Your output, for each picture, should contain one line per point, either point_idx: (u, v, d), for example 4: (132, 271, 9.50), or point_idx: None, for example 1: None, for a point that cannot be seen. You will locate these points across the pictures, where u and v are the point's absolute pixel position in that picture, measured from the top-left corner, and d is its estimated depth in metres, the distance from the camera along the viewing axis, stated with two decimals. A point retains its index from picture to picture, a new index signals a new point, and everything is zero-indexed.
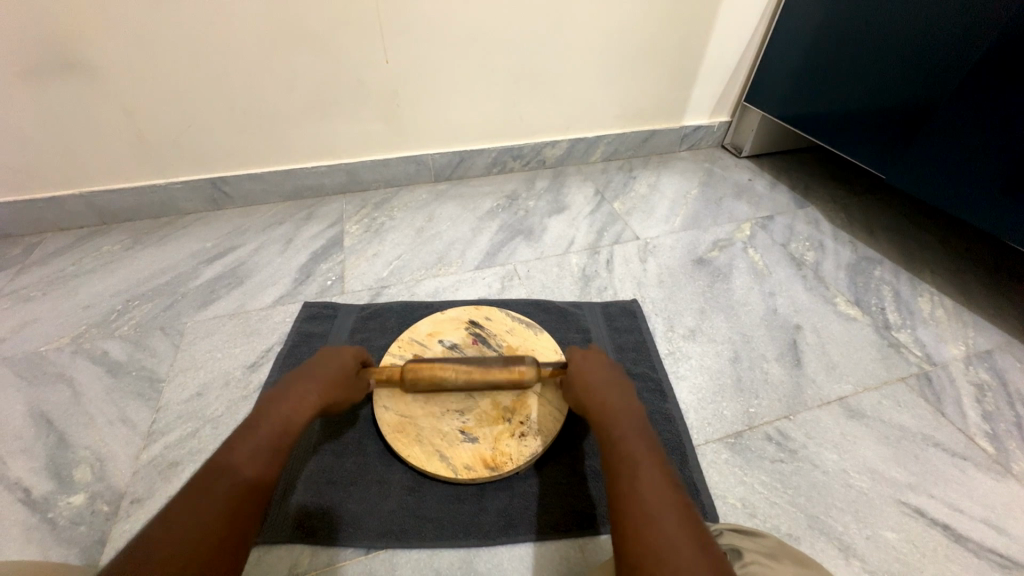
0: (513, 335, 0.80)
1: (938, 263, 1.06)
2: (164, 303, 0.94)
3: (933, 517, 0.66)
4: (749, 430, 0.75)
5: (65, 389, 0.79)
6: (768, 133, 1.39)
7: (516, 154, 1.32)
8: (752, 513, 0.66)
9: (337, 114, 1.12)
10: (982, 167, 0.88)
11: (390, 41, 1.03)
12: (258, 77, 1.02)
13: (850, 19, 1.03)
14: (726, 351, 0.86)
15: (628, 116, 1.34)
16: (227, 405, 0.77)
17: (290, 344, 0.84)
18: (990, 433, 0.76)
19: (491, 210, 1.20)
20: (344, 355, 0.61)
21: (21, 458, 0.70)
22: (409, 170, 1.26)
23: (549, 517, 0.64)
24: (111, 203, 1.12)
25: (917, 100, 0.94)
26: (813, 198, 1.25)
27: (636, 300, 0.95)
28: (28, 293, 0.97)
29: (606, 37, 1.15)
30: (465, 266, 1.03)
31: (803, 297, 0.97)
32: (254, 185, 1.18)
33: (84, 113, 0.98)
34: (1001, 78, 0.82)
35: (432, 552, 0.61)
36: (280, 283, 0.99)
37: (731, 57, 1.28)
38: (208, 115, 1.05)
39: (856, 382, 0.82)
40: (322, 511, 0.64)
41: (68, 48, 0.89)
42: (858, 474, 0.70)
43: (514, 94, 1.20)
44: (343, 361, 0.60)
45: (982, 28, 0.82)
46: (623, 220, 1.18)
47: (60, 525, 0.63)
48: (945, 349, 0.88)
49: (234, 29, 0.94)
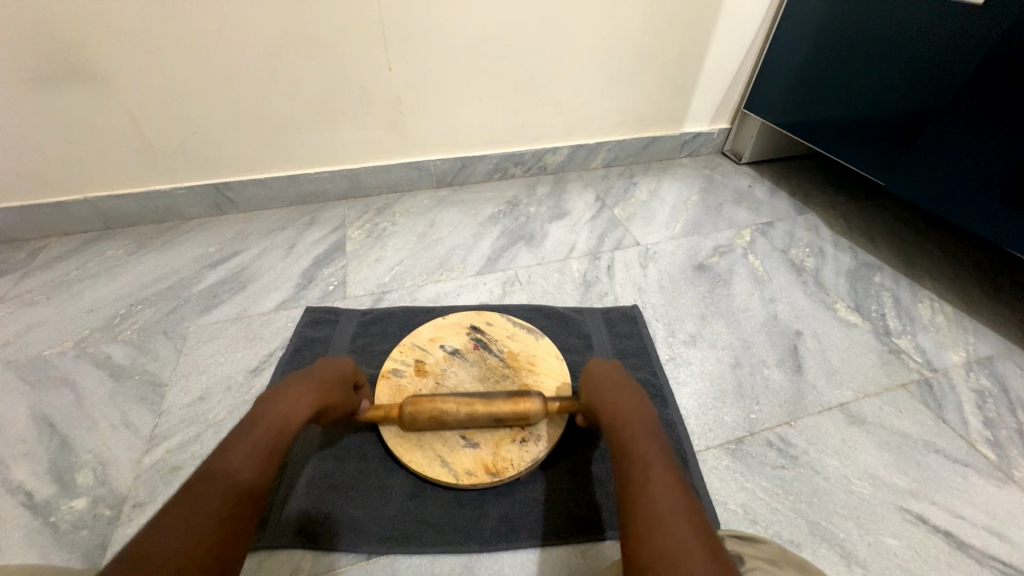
0: (515, 340, 0.81)
1: (938, 269, 1.07)
2: (167, 308, 0.95)
3: (935, 524, 0.66)
4: (750, 435, 0.75)
5: (69, 393, 0.80)
6: (768, 139, 1.40)
7: (518, 160, 1.33)
8: (754, 519, 0.66)
9: (341, 120, 1.13)
10: (982, 174, 0.88)
11: (393, 50, 1.05)
12: (262, 84, 1.03)
13: (848, 28, 1.04)
14: (727, 357, 0.87)
15: (628, 123, 1.35)
16: (230, 408, 0.77)
17: (293, 348, 0.85)
18: (992, 439, 0.76)
19: (492, 215, 1.21)
20: (339, 362, 0.61)
21: (23, 461, 0.71)
22: (412, 176, 1.27)
23: (551, 523, 0.64)
24: (116, 208, 1.13)
25: (916, 107, 0.95)
26: (813, 204, 1.26)
27: (637, 305, 0.96)
28: (32, 297, 0.97)
29: (606, 47, 1.17)
30: (466, 271, 1.04)
31: (803, 302, 0.98)
32: (257, 191, 1.19)
33: (89, 118, 0.99)
34: (998, 86, 0.82)
35: (433, 557, 0.61)
36: (283, 288, 0.99)
37: (731, 65, 1.29)
38: (212, 121, 1.06)
39: (857, 388, 0.82)
40: (323, 516, 0.64)
41: (78, 54, 0.91)
42: (859, 479, 0.70)
43: (515, 102, 1.21)
44: (340, 370, 0.60)
45: (981, 34, 0.83)
46: (624, 226, 1.18)
47: (62, 529, 0.64)
48: (946, 355, 0.88)
49: (239, 36, 0.96)
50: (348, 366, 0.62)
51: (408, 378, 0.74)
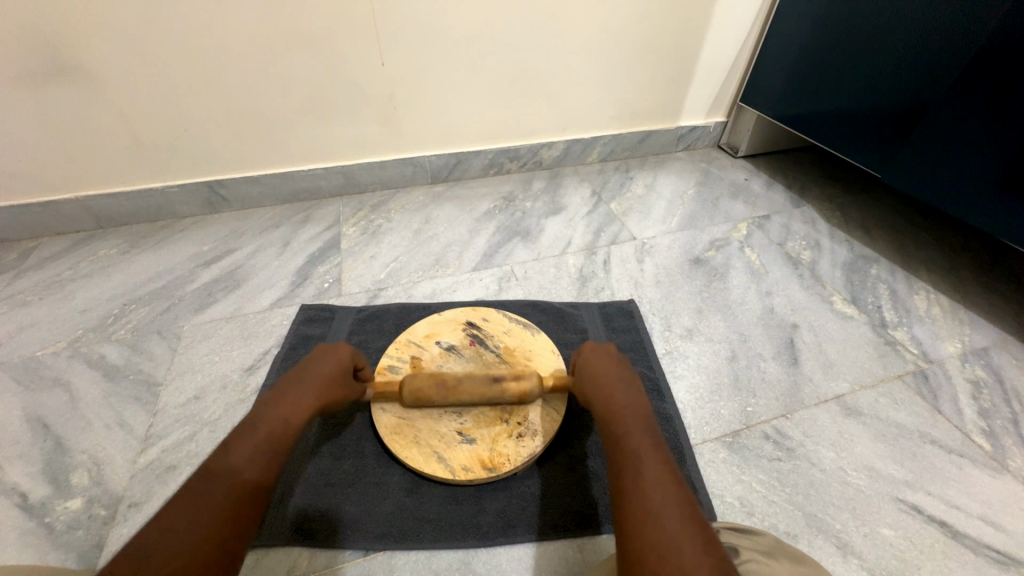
0: (512, 335, 0.80)
1: (933, 260, 1.06)
2: (161, 307, 0.94)
3: (930, 514, 0.66)
4: (746, 428, 0.75)
5: (63, 393, 0.79)
6: (765, 132, 1.40)
7: (514, 155, 1.32)
8: (750, 512, 0.66)
9: (334, 116, 1.12)
10: (979, 164, 0.88)
11: (386, 44, 1.04)
12: (254, 80, 1.02)
13: (844, 18, 1.03)
14: (724, 350, 0.86)
15: (625, 117, 1.34)
16: (226, 407, 0.77)
17: (288, 346, 0.85)
18: (987, 429, 0.76)
19: (488, 211, 1.21)
20: (340, 351, 0.60)
21: (18, 462, 0.70)
22: (407, 172, 1.27)
23: (549, 517, 0.64)
24: (109, 206, 1.12)
25: (914, 98, 0.94)
26: (809, 197, 1.26)
27: (634, 300, 0.95)
28: (25, 297, 0.97)
29: (602, 39, 1.16)
30: (462, 267, 1.04)
31: (800, 295, 0.98)
32: (251, 188, 1.18)
33: (80, 116, 0.98)
34: (996, 76, 0.82)
35: (431, 553, 0.61)
36: (278, 285, 0.99)
37: (727, 57, 1.28)
38: (204, 117, 1.04)
39: (853, 380, 0.82)
40: (321, 513, 0.64)
41: (67, 51, 0.90)
42: (855, 471, 0.70)
43: (510, 97, 1.21)
44: (340, 360, 0.59)
45: (978, 23, 0.82)
46: (621, 220, 1.18)
47: (57, 530, 0.63)
48: (942, 346, 0.88)
49: (231, 31, 0.94)
50: (347, 355, 0.61)
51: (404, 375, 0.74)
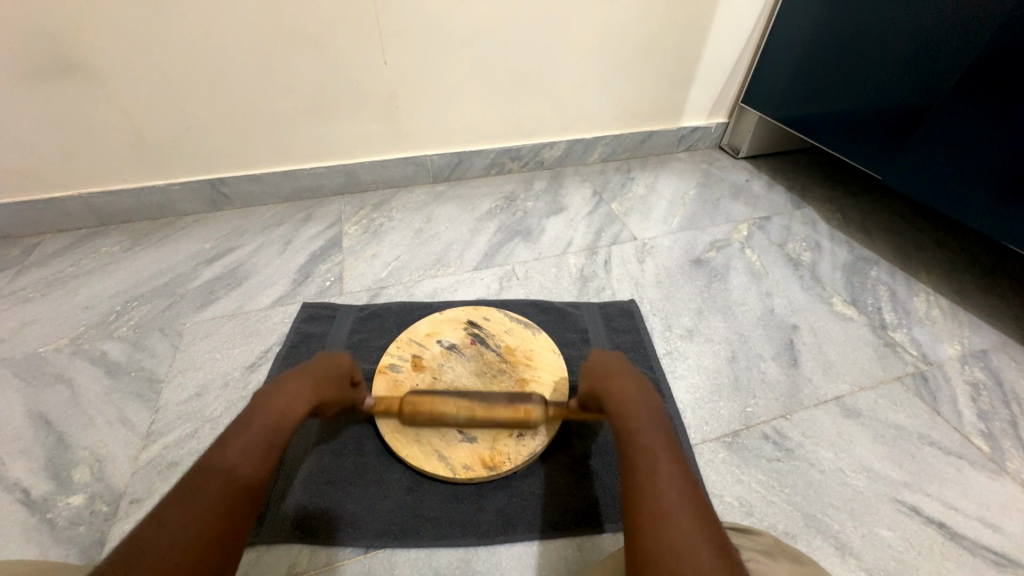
0: (512, 335, 0.81)
1: (933, 262, 1.07)
2: (162, 304, 0.94)
3: (928, 515, 0.67)
4: (746, 429, 0.75)
5: (64, 390, 0.80)
6: (766, 133, 1.40)
7: (515, 155, 1.32)
8: (750, 512, 0.66)
9: (336, 116, 1.12)
10: (979, 167, 0.88)
11: (388, 44, 1.04)
12: (256, 80, 1.02)
13: (846, 21, 1.03)
14: (724, 351, 0.87)
15: (626, 118, 1.35)
16: (227, 405, 0.77)
17: (289, 344, 0.85)
18: (986, 431, 0.76)
19: (489, 210, 1.21)
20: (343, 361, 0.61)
21: (19, 458, 0.70)
22: (408, 172, 1.27)
23: (550, 516, 0.64)
24: (111, 204, 1.12)
25: (915, 100, 0.94)
26: (810, 198, 1.26)
27: (635, 300, 0.96)
28: (27, 295, 0.97)
29: (602, 41, 1.16)
30: (463, 266, 1.04)
31: (799, 296, 0.98)
32: (253, 187, 1.18)
33: (84, 114, 0.98)
34: (996, 78, 0.82)
35: (431, 552, 0.62)
36: (279, 284, 0.99)
37: (728, 58, 1.28)
38: (206, 115, 1.05)
39: (853, 382, 0.82)
40: (321, 511, 0.64)
41: (69, 49, 0.90)
42: (855, 472, 0.71)
43: (511, 98, 1.21)
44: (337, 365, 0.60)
45: (979, 26, 0.82)
46: (621, 220, 1.18)
47: (59, 526, 0.63)
48: (942, 348, 0.89)
49: (233, 31, 0.95)
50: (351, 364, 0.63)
51: (405, 373, 0.74)
